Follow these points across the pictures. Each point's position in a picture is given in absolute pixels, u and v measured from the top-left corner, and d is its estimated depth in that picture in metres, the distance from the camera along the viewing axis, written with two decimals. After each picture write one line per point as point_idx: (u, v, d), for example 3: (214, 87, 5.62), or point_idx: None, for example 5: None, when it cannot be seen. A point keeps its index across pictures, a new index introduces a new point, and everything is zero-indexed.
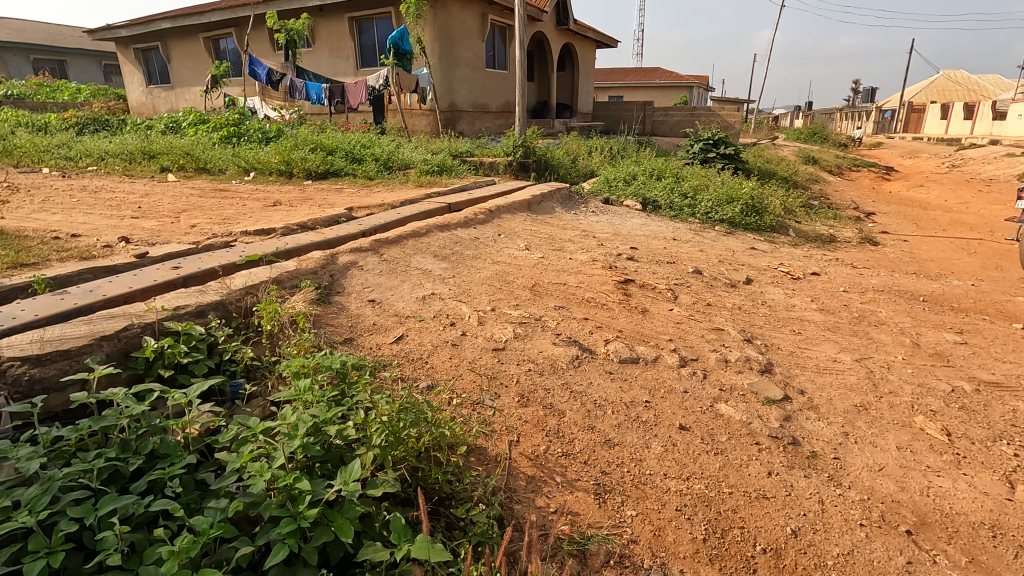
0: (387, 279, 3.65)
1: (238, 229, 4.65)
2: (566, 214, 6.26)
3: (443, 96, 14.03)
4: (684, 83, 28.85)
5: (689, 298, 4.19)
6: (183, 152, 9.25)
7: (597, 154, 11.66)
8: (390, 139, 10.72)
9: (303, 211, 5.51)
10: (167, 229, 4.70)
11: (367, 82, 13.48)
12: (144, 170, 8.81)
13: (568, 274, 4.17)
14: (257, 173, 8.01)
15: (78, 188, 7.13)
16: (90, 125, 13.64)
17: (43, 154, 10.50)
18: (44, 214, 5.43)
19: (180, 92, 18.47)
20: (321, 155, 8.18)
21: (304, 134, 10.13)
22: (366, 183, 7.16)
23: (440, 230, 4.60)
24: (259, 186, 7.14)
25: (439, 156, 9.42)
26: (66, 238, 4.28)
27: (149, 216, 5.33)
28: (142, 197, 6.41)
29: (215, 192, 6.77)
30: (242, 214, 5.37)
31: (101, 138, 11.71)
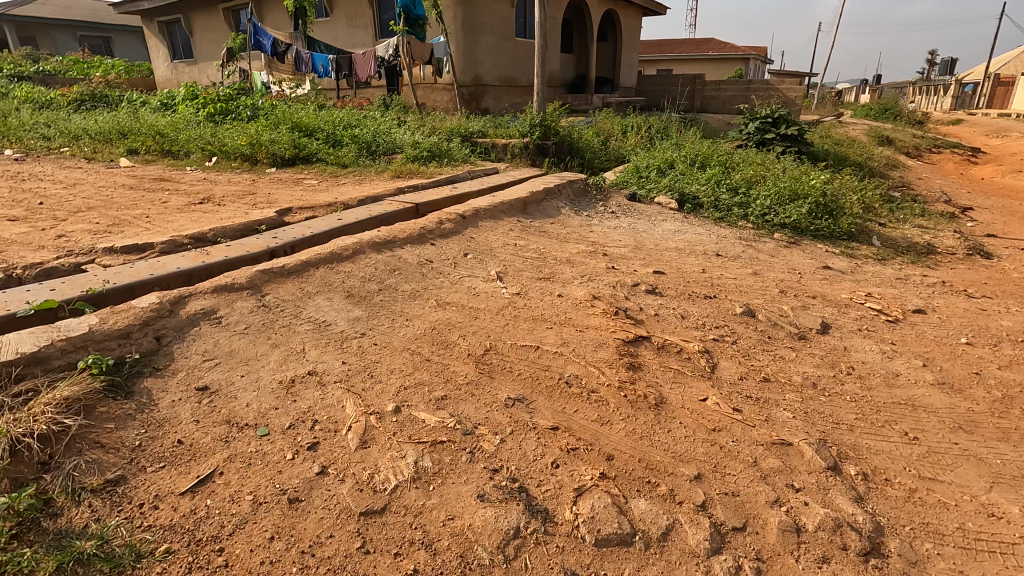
0: (247, 344, 2.33)
1: (107, 242, 3.43)
2: (575, 217, 4.80)
3: (465, 69, 12.53)
4: (739, 54, 26.23)
5: (735, 370, 2.71)
6: (155, 132, 8.20)
7: (632, 133, 9.97)
8: (390, 116, 9.41)
9: (225, 212, 4.26)
10: (20, 242, 3.54)
11: (376, 53, 12.12)
12: (109, 153, 7.81)
13: (548, 329, 2.76)
14: (221, 158, 6.87)
15: (10, 176, 6.14)
16: (89, 102, 12.89)
17: (22, 134, 9.73)
18: None
19: (199, 67, 17.61)
20: (295, 136, 6.92)
21: (292, 111, 8.90)
22: (334, 173, 5.86)
23: (378, 251, 3.25)
24: (210, 176, 5.96)
25: (440, 139, 8.03)
26: None
27: (33, 218, 4.20)
28: (62, 190, 5.34)
29: (153, 183, 5.62)
30: (145, 216, 4.17)
31: (89, 116, 10.86)
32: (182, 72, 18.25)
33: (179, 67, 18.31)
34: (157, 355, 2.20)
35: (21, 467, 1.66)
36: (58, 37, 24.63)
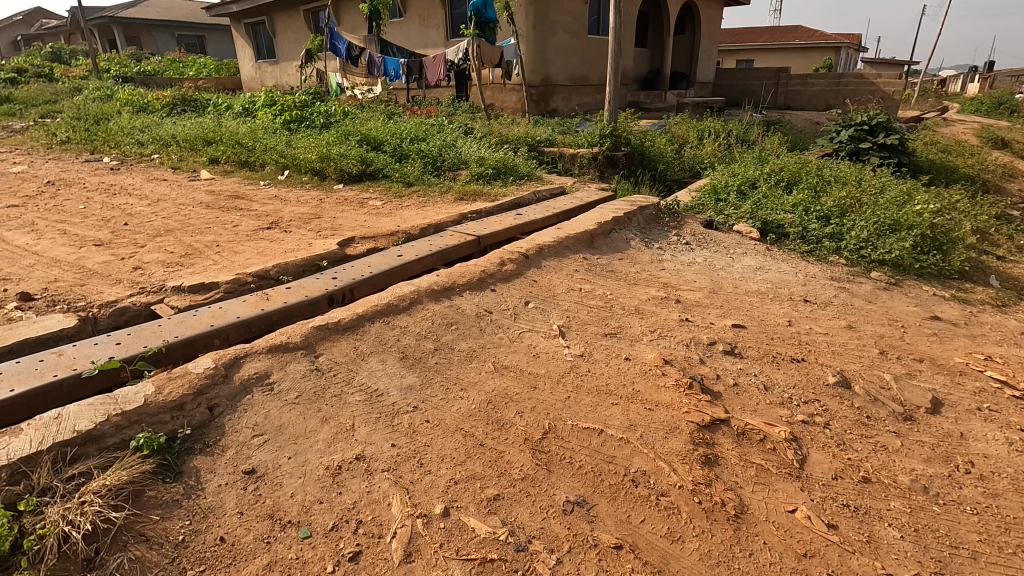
0: (297, 417, 2.25)
1: (176, 278, 3.50)
2: (644, 250, 4.49)
3: (535, 69, 12.24)
4: (831, 43, 24.32)
5: (829, 466, 2.37)
6: (235, 142, 8.51)
7: (709, 140, 9.38)
8: (457, 124, 9.33)
9: (290, 241, 4.28)
10: (100, 274, 3.67)
11: (446, 57, 12.08)
12: (193, 163, 8.18)
13: (612, 404, 2.52)
14: (292, 172, 7.03)
15: (104, 189, 6.55)
16: (180, 105, 13.69)
17: (121, 139, 10.43)
18: (17, 234, 4.71)
19: (280, 68, 18.29)
20: (363, 150, 6.95)
21: (362, 120, 9.00)
22: (399, 193, 5.83)
23: (435, 300, 3.12)
24: (281, 193, 6.08)
25: (506, 150, 7.85)
26: None
27: (117, 242, 4.40)
28: (147, 208, 5.61)
29: (228, 200, 5.80)
30: (216, 244, 4.27)
31: (179, 121, 11.50)
32: (264, 72, 19.02)
33: (262, 67, 19.10)
34: (209, 429, 2.16)
35: (67, 565, 1.64)
36: (160, 37, 26.46)
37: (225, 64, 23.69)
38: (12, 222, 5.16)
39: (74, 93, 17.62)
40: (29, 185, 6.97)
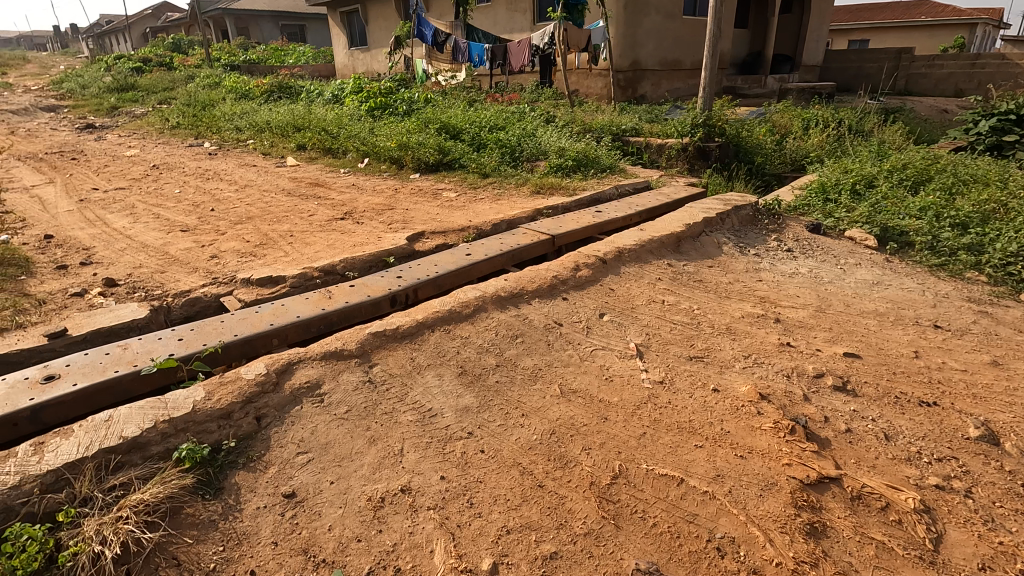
0: (343, 436, 2.09)
1: (247, 270, 3.49)
2: (738, 257, 4.01)
3: (624, 53, 11.62)
4: (966, 19, 21.41)
5: (973, 552, 1.89)
6: (322, 129, 8.70)
7: (816, 129, 8.44)
8: (538, 111, 9.01)
9: (361, 234, 4.19)
10: (179, 262, 3.75)
11: (530, 41, 11.64)
12: (282, 149, 8.45)
13: (696, 447, 2.16)
14: (371, 160, 7.05)
15: (201, 174, 6.88)
16: (277, 92, 14.33)
17: (222, 125, 11.04)
18: (116, 217, 4.99)
19: (371, 55, 18.70)
20: (441, 139, 6.83)
21: (444, 108, 8.91)
22: (473, 184, 5.64)
23: (501, 308, 2.87)
24: (359, 182, 6.08)
25: (589, 140, 7.45)
26: (58, 273, 3.53)
27: (201, 229, 4.53)
28: (233, 194, 5.79)
29: (308, 188, 5.88)
30: (291, 234, 4.27)
31: (274, 108, 12.01)
32: (356, 59, 19.56)
33: (354, 55, 19.62)
34: (254, 441, 2.04)
35: None
36: (266, 27, 28.04)
37: (322, 52, 24.72)
38: (116, 205, 5.50)
39: (188, 81, 19.05)
40: (138, 169, 7.47)
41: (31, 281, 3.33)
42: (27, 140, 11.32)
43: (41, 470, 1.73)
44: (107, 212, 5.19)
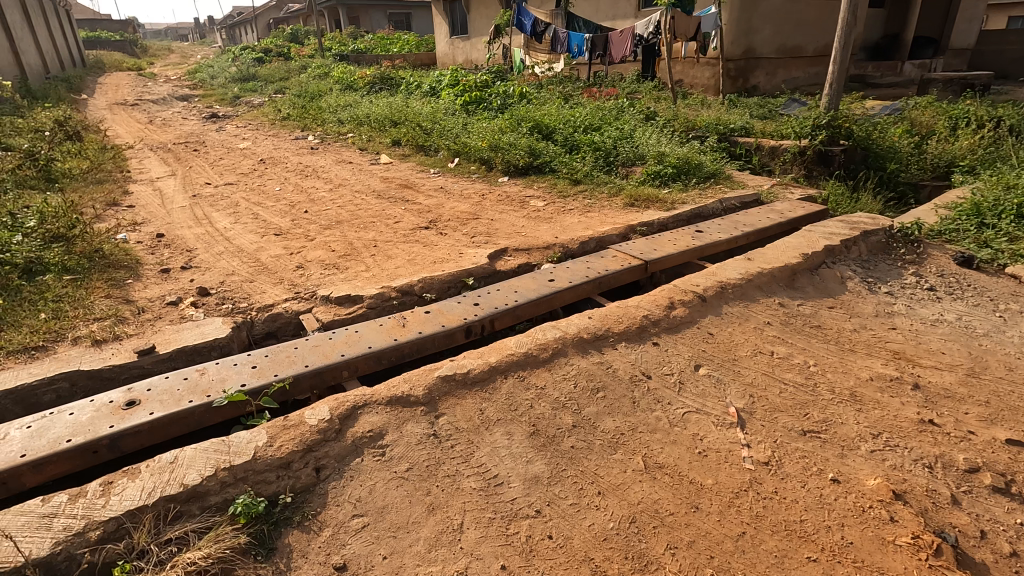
0: (402, 500, 1.93)
1: (328, 285, 3.47)
2: (866, 296, 3.43)
3: (736, 40, 10.68)
4: None
5: None
6: (416, 125, 8.74)
7: (967, 130, 7.24)
8: (638, 108, 8.48)
9: (443, 248, 4.06)
10: (268, 271, 3.82)
11: (634, 30, 11.01)
12: (378, 144, 8.59)
13: (809, 561, 1.78)
14: (462, 159, 6.95)
15: (301, 170, 7.13)
16: (379, 83, 14.73)
17: (326, 117, 11.49)
18: (221, 217, 5.24)
19: (471, 43, 18.67)
20: (533, 140, 6.58)
21: (538, 104, 8.64)
22: (563, 192, 5.35)
23: (583, 353, 2.59)
24: (447, 185, 6.00)
25: (692, 142, 6.87)
26: (160, 277, 3.71)
27: (293, 233, 4.62)
28: (328, 194, 5.91)
29: (397, 190, 5.87)
30: (375, 244, 4.23)
31: (374, 100, 12.33)
32: (456, 48, 19.58)
33: (454, 43, 19.61)
34: (311, 496, 1.94)
35: None
36: (375, 15, 29.00)
37: (425, 40, 25.20)
38: (222, 202, 5.80)
39: (302, 71, 20.16)
40: (247, 163, 7.90)
41: (135, 285, 3.51)
42: (161, 129, 12.46)
43: (105, 517, 1.72)
44: (213, 210, 5.48)
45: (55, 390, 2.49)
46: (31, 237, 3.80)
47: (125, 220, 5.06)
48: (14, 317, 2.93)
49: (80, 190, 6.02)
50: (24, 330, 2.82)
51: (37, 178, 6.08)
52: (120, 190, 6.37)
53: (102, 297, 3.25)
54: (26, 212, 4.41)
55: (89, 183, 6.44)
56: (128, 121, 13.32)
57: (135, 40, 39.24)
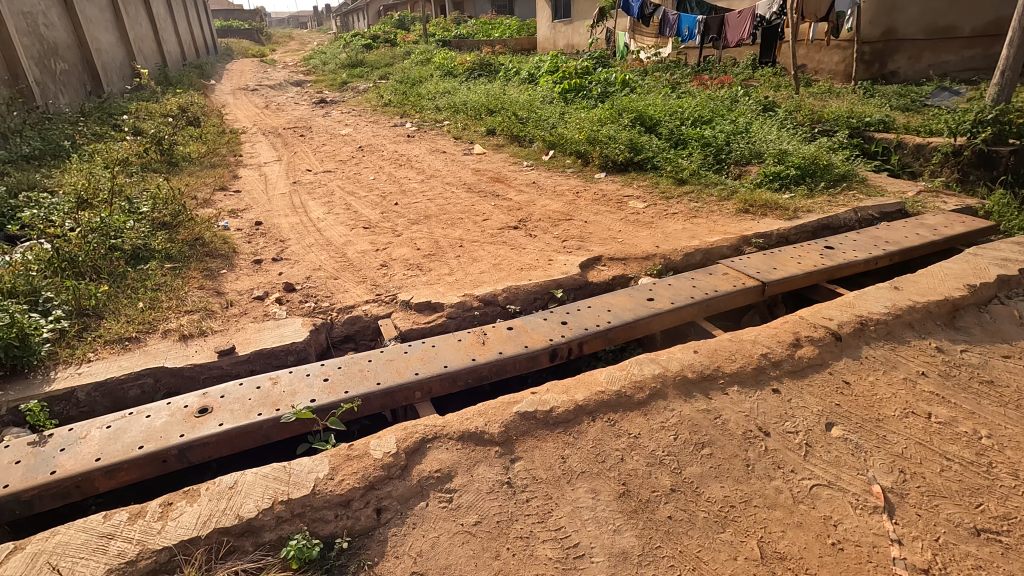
0: (467, 561, 1.68)
1: (410, 289, 3.31)
2: None
3: (875, 20, 9.37)
4: None
5: None
6: (513, 114, 8.47)
7: None
8: (755, 97, 7.66)
9: (531, 252, 3.77)
10: (352, 268, 3.74)
11: (754, 11, 9.99)
12: (473, 134, 8.44)
13: None
14: (557, 152, 6.60)
15: (397, 159, 7.12)
16: (478, 70, 14.62)
17: (425, 104, 11.54)
18: (316, 206, 5.31)
19: (573, 27, 17.78)
20: (635, 133, 6.09)
21: (642, 93, 8.07)
22: (666, 193, 4.86)
23: (686, 397, 2.21)
24: (540, 179, 5.69)
25: (819, 138, 6.05)
26: (251, 268, 3.74)
27: (382, 227, 4.54)
28: (419, 185, 5.81)
29: (488, 184, 5.65)
30: (461, 244, 4.03)
31: (473, 86, 12.23)
32: (557, 32, 18.65)
33: (556, 27, 18.55)
34: (369, 542, 1.74)
35: None
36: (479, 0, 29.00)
37: (527, 24, 24.76)
38: (319, 190, 5.88)
39: (406, 57, 20.59)
40: (347, 150, 8.06)
41: (227, 276, 3.56)
42: (275, 114, 13.17)
43: (160, 545, 1.63)
44: (310, 199, 5.56)
45: (140, 385, 2.50)
46: (142, 222, 3.99)
47: (230, 207, 5.26)
48: (115, 305, 3.03)
49: (196, 174, 6.38)
50: (122, 319, 2.90)
51: (161, 161, 6.52)
52: (230, 175, 6.69)
53: (196, 288, 3.31)
54: (143, 197, 4.67)
55: (204, 167, 6.82)
56: (248, 105, 14.23)
57: (260, 28, 42.22)
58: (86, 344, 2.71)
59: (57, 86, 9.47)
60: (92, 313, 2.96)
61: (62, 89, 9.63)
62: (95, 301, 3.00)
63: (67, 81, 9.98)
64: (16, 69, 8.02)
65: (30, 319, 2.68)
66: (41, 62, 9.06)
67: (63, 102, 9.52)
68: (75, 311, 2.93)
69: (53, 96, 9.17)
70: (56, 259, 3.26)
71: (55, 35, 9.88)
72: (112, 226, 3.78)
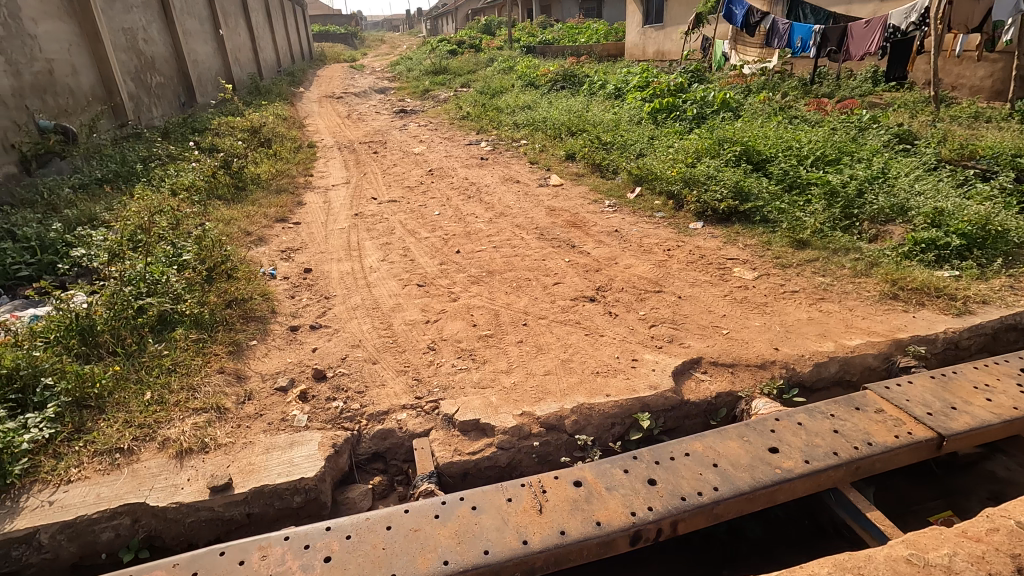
0: None
1: (457, 393, 2.68)
2: None
3: None
4: None
5: None
6: (595, 137, 7.69)
7: None
8: (888, 126, 6.45)
9: (609, 344, 3.04)
10: (396, 347, 3.17)
11: (887, 21, 8.62)
12: (550, 158, 7.74)
13: None
14: (644, 189, 5.79)
15: (467, 188, 6.59)
16: (562, 81, 13.88)
17: (502, 119, 10.97)
18: (372, 248, 4.83)
19: (664, 33, 16.53)
20: (740, 173, 5.17)
21: (747, 119, 7.05)
22: (782, 258, 3.96)
23: None
24: (623, 226, 4.92)
25: (980, 185, 4.85)
26: (284, 340, 3.27)
27: (438, 285, 3.97)
28: (487, 226, 5.22)
29: (563, 229, 4.96)
30: (527, 320, 3.36)
31: (554, 100, 11.51)
32: (647, 38, 17.35)
33: (646, 33, 17.38)
34: None
35: None
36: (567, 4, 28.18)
37: (615, 28, 23.66)
38: (379, 227, 5.42)
39: (489, 65, 20.18)
40: (416, 174, 7.64)
41: (255, 354, 3.10)
42: (354, 125, 13.11)
43: None
44: (367, 238, 5.10)
45: (115, 528, 2.05)
46: (179, 275, 3.63)
47: (284, 246, 4.88)
48: (121, 396, 2.62)
49: (260, 200, 6.13)
50: (120, 419, 2.47)
51: (228, 185, 6.35)
52: (295, 201, 6.42)
53: (215, 371, 2.86)
54: (193, 236, 4.35)
55: (271, 191, 6.60)
56: (330, 115, 14.34)
57: (354, 32, 43.51)
58: (73, 454, 2.29)
59: (151, 99, 9.76)
60: (93, 406, 2.55)
61: (155, 102, 9.91)
62: (98, 389, 2.59)
63: (161, 94, 10.28)
64: (110, 85, 8.23)
65: (14, 422, 2.29)
66: (136, 77, 9.31)
67: (155, 115, 9.78)
68: (74, 403, 2.53)
69: (146, 110, 9.45)
70: (72, 328, 2.91)
71: (153, 49, 10.21)
72: (144, 278, 3.42)
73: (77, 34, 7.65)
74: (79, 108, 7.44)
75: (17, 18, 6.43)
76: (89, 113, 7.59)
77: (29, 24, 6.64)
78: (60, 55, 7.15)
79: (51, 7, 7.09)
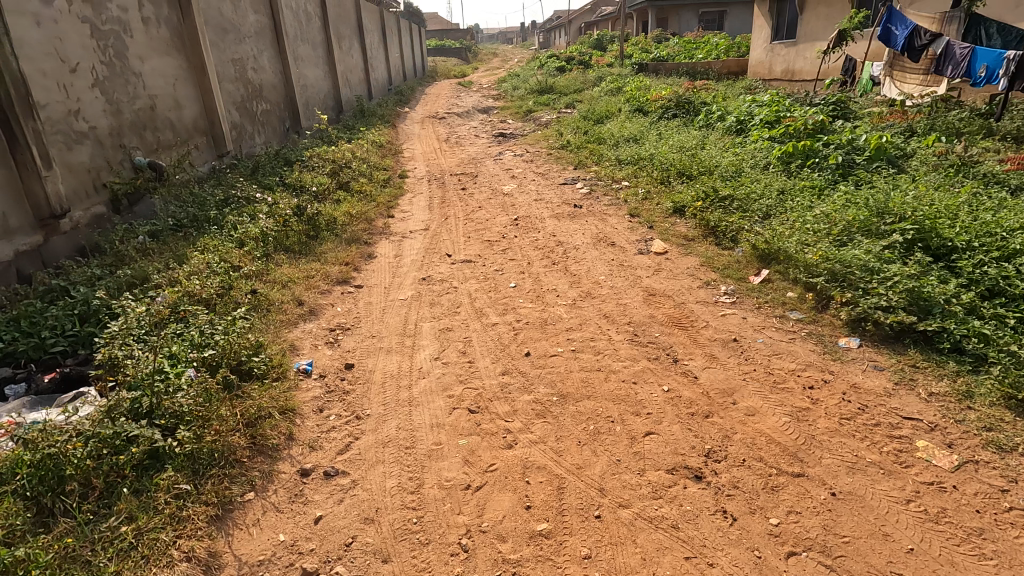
0: None
1: None
2: None
3: None
4: None
5: None
6: (711, 187, 6.48)
7: None
8: None
9: None
10: (418, 532, 2.35)
11: None
12: (655, 211, 6.64)
13: None
14: (773, 271, 4.57)
15: (552, 249, 5.70)
16: (675, 108, 12.56)
17: (604, 152, 9.96)
18: (428, 335, 4.08)
19: (796, 50, 14.59)
20: (916, 269, 3.82)
21: (915, 179, 5.54)
22: (996, 433, 2.65)
23: None
24: (745, 332, 3.78)
25: None
26: (287, 496, 2.59)
27: (492, 413, 3.11)
28: (567, 312, 4.29)
29: (664, 330, 3.91)
30: (599, 507, 2.40)
31: (665, 132, 10.29)
32: (774, 54, 15.45)
33: (774, 49, 15.50)
34: None
35: None
36: (685, 17, 26.50)
37: (738, 43, 21.59)
38: (444, 300, 4.69)
39: (596, 84, 19.18)
40: (500, 221, 6.89)
41: (242, 519, 2.46)
42: (450, 150, 12.71)
43: None
44: (427, 317, 4.39)
45: None
46: (193, 377, 3.04)
47: (334, 323, 4.30)
48: None
49: (328, 254, 5.66)
50: None
51: (301, 233, 5.98)
52: (365, 252, 5.92)
53: (181, 556, 2.23)
54: (231, 316, 3.84)
55: (343, 239, 6.15)
56: (428, 138, 14.09)
57: (469, 47, 44.28)
58: None
59: (254, 127, 9.88)
60: None
61: (258, 130, 10.05)
62: None
63: (265, 121, 10.42)
64: (212, 117, 8.31)
65: None
66: (241, 106, 9.44)
67: (256, 143, 9.90)
68: None
69: (247, 138, 9.57)
70: (41, 466, 2.34)
71: (262, 77, 10.36)
72: (151, 386, 2.85)
73: (184, 68, 7.73)
74: (178, 142, 7.50)
75: (123, 57, 6.49)
76: (187, 146, 7.66)
77: (135, 62, 6.70)
78: (163, 90, 7.21)
79: (159, 43, 7.16)
